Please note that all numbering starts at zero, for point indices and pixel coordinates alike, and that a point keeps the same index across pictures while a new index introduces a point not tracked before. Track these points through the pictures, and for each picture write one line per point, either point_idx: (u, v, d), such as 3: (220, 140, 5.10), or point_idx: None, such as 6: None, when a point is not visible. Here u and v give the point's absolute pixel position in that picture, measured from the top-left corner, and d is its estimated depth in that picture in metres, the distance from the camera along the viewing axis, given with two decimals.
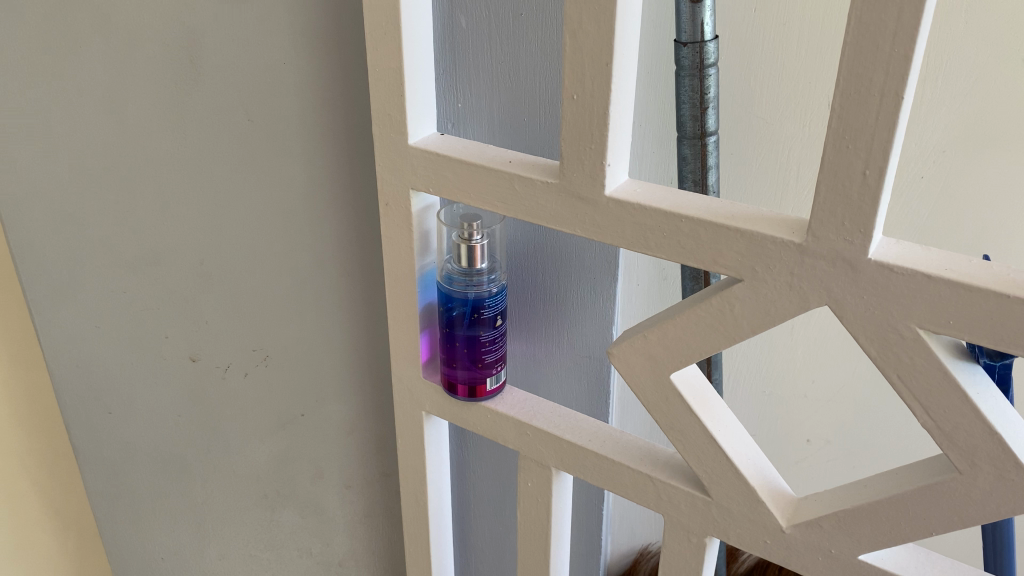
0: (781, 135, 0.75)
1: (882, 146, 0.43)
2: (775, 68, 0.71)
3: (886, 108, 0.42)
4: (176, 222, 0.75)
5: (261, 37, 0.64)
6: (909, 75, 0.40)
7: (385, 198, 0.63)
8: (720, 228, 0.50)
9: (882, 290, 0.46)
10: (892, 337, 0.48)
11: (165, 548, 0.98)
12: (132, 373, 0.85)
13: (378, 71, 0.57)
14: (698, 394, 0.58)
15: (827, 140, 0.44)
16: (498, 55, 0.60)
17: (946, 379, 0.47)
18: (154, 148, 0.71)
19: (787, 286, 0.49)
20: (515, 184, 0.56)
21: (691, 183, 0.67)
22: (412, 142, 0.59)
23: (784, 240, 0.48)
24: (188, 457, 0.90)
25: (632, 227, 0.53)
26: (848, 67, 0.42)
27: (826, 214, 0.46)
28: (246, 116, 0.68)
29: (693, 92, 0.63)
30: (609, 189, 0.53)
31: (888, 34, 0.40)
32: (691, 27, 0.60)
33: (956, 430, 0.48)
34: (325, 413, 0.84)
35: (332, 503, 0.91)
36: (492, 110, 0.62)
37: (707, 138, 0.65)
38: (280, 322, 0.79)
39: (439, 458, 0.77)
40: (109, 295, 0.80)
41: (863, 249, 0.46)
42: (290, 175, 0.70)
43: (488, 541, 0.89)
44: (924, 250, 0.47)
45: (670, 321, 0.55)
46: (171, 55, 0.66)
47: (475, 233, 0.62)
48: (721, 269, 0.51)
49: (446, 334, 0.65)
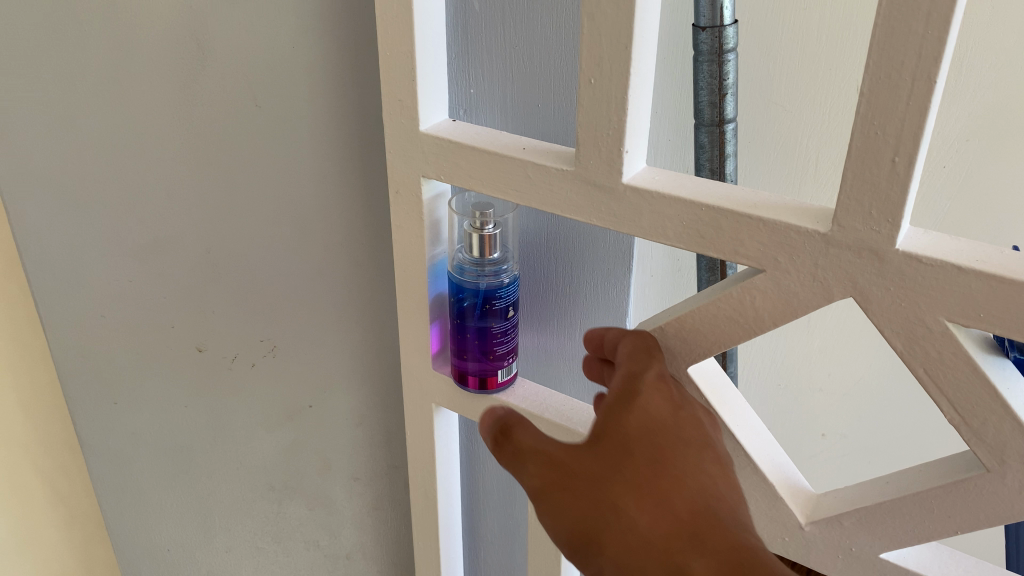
0: (800, 122, 0.73)
1: (912, 132, 0.41)
2: (795, 55, 0.70)
3: (917, 93, 0.40)
4: (182, 210, 0.74)
5: (269, 21, 0.62)
6: (943, 58, 0.39)
7: (396, 186, 0.62)
8: (742, 217, 0.48)
9: (910, 283, 0.45)
10: (920, 331, 0.46)
11: (171, 538, 0.97)
12: (138, 364, 0.84)
13: (388, 56, 0.56)
14: (715, 387, 0.57)
15: (854, 126, 0.42)
16: (512, 40, 0.58)
17: (975, 373, 0.46)
18: (159, 134, 0.69)
19: (810, 277, 0.48)
20: (529, 172, 0.55)
21: (709, 171, 0.65)
22: (423, 129, 0.58)
23: (808, 230, 0.46)
24: (194, 447, 0.89)
25: (650, 215, 0.51)
26: (878, 50, 0.40)
27: (853, 203, 0.44)
28: (253, 102, 0.66)
29: (711, 79, 0.61)
30: (627, 176, 0.52)
31: (921, 15, 0.38)
32: (710, 11, 0.58)
33: (985, 427, 0.47)
34: (332, 404, 0.83)
35: (340, 495, 0.90)
36: (505, 96, 0.61)
37: (726, 125, 0.63)
38: (289, 312, 0.78)
39: (448, 453, 0.76)
40: (114, 284, 0.79)
41: (890, 239, 0.44)
42: (298, 162, 0.69)
43: (497, 535, 0.88)
44: (955, 240, 0.45)
45: (688, 313, 0.54)
46: (177, 39, 0.64)
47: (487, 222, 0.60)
48: (742, 260, 0.50)
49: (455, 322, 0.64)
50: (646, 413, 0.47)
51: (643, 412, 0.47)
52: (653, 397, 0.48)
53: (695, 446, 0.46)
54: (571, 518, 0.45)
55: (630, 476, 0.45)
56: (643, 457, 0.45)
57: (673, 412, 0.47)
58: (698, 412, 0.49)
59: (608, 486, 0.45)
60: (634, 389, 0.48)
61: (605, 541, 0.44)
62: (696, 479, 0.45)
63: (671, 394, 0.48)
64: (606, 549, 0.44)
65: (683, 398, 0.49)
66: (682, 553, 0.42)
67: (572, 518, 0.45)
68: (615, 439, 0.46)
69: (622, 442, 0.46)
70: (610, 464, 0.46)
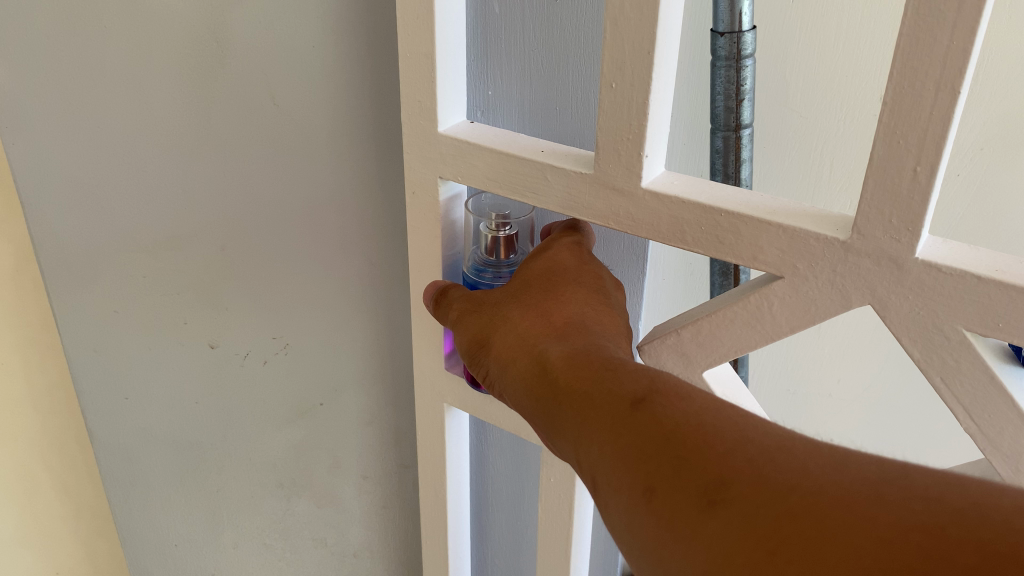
0: (815, 128, 0.73)
1: (935, 142, 0.41)
2: (811, 61, 0.70)
3: (941, 102, 0.40)
4: (199, 206, 0.74)
5: (290, 19, 0.63)
6: (968, 69, 0.39)
7: (412, 186, 0.62)
8: (761, 223, 0.48)
9: (930, 291, 0.45)
10: (937, 339, 0.46)
11: (179, 534, 0.97)
12: (149, 359, 0.84)
13: (408, 56, 0.56)
14: (729, 393, 0.58)
15: (877, 134, 0.42)
16: (531, 43, 0.59)
17: (993, 383, 0.46)
18: (177, 131, 0.70)
19: (828, 284, 0.48)
20: (548, 175, 0.55)
21: (723, 176, 0.66)
22: (441, 130, 0.58)
23: (827, 238, 0.46)
24: (204, 443, 0.89)
25: (668, 220, 0.52)
26: (903, 59, 0.40)
27: (873, 211, 0.44)
28: (271, 100, 0.67)
29: (728, 84, 0.61)
30: (646, 181, 0.52)
31: (947, 26, 0.38)
32: (728, 16, 0.58)
33: (1001, 436, 0.47)
34: (342, 403, 0.85)
35: (347, 494, 0.92)
36: (523, 98, 0.61)
37: (742, 130, 0.63)
38: (304, 309, 0.79)
39: (457, 456, 0.77)
40: (127, 279, 0.79)
41: (911, 248, 0.44)
42: (317, 160, 0.70)
43: (505, 535, 0.89)
44: (973, 249, 0.45)
45: (704, 319, 0.54)
46: (197, 36, 0.64)
47: (503, 224, 0.60)
48: (760, 266, 0.50)
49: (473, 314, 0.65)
50: (551, 261, 0.57)
51: (549, 260, 0.57)
52: (561, 253, 0.57)
53: (586, 286, 0.55)
54: (474, 334, 0.56)
55: (523, 299, 0.55)
56: (536, 286, 0.55)
57: (577, 263, 0.56)
58: (604, 273, 0.57)
59: (504, 307, 0.55)
60: (546, 248, 0.58)
61: (494, 346, 0.54)
62: (577, 306, 0.53)
63: (581, 254, 0.57)
64: (496, 353, 0.54)
65: (594, 259, 0.57)
66: (543, 342, 0.51)
67: (473, 331, 0.56)
68: (521, 281, 0.56)
69: (525, 279, 0.56)
70: (512, 293, 0.56)
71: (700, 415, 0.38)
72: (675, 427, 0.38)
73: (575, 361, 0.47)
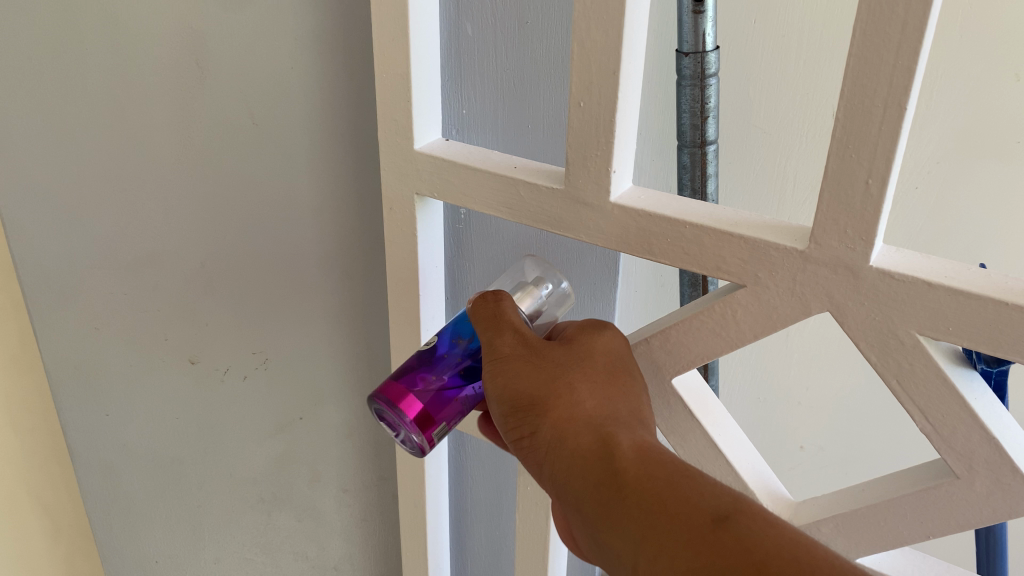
0: (780, 144, 0.76)
1: (885, 155, 0.43)
2: (774, 79, 0.72)
3: (889, 118, 0.42)
4: (179, 224, 0.75)
5: (268, 42, 0.65)
6: (912, 87, 0.41)
7: (390, 203, 0.63)
8: (724, 235, 0.50)
9: (884, 298, 0.47)
10: (893, 344, 0.48)
11: (160, 550, 0.97)
12: (131, 376, 0.85)
13: (385, 76, 0.57)
14: (698, 397, 0.60)
15: (831, 149, 0.45)
16: (502, 64, 0.61)
17: (945, 385, 0.48)
18: (157, 150, 0.71)
19: (789, 291, 0.50)
20: (521, 190, 0.57)
21: (691, 191, 0.68)
22: (417, 147, 0.60)
23: (787, 248, 0.49)
24: (184, 458, 0.90)
25: (636, 233, 0.54)
26: (853, 78, 0.42)
27: (829, 222, 0.47)
28: (251, 120, 0.69)
29: (693, 102, 0.63)
30: (614, 196, 0.54)
31: (891, 47, 0.41)
32: (693, 37, 0.61)
33: (954, 435, 0.49)
34: (323, 417, 0.86)
35: (328, 507, 0.93)
36: (495, 118, 0.63)
37: (707, 146, 0.65)
38: (284, 324, 0.80)
39: (437, 467, 0.78)
40: (108, 296, 0.80)
41: (865, 256, 0.46)
42: (295, 179, 0.71)
43: (484, 546, 0.90)
44: (925, 258, 0.47)
45: (673, 327, 0.56)
46: (177, 58, 0.66)
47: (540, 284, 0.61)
48: (724, 276, 0.52)
49: (450, 371, 0.57)
50: (612, 342, 0.56)
51: (611, 340, 0.56)
52: (619, 336, 0.56)
53: (636, 379, 0.55)
54: (527, 387, 0.52)
55: (587, 371, 0.53)
56: (602, 366, 0.54)
57: (629, 352, 0.56)
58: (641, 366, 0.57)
59: (565, 376, 0.53)
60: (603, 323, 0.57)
61: (549, 408, 0.52)
62: (632, 399, 0.53)
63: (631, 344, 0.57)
64: (548, 418, 0.51)
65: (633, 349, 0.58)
66: (612, 428, 0.50)
67: (529, 384, 0.52)
68: (580, 348, 0.55)
69: (586, 348, 0.55)
70: (573, 361, 0.54)
71: (790, 548, 0.40)
72: (763, 560, 0.40)
73: (650, 461, 0.47)
